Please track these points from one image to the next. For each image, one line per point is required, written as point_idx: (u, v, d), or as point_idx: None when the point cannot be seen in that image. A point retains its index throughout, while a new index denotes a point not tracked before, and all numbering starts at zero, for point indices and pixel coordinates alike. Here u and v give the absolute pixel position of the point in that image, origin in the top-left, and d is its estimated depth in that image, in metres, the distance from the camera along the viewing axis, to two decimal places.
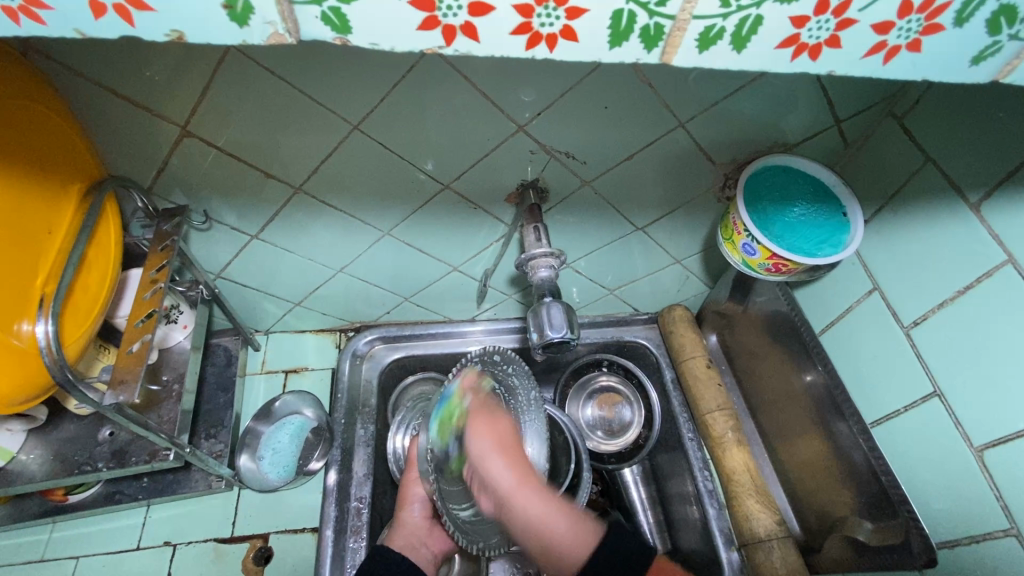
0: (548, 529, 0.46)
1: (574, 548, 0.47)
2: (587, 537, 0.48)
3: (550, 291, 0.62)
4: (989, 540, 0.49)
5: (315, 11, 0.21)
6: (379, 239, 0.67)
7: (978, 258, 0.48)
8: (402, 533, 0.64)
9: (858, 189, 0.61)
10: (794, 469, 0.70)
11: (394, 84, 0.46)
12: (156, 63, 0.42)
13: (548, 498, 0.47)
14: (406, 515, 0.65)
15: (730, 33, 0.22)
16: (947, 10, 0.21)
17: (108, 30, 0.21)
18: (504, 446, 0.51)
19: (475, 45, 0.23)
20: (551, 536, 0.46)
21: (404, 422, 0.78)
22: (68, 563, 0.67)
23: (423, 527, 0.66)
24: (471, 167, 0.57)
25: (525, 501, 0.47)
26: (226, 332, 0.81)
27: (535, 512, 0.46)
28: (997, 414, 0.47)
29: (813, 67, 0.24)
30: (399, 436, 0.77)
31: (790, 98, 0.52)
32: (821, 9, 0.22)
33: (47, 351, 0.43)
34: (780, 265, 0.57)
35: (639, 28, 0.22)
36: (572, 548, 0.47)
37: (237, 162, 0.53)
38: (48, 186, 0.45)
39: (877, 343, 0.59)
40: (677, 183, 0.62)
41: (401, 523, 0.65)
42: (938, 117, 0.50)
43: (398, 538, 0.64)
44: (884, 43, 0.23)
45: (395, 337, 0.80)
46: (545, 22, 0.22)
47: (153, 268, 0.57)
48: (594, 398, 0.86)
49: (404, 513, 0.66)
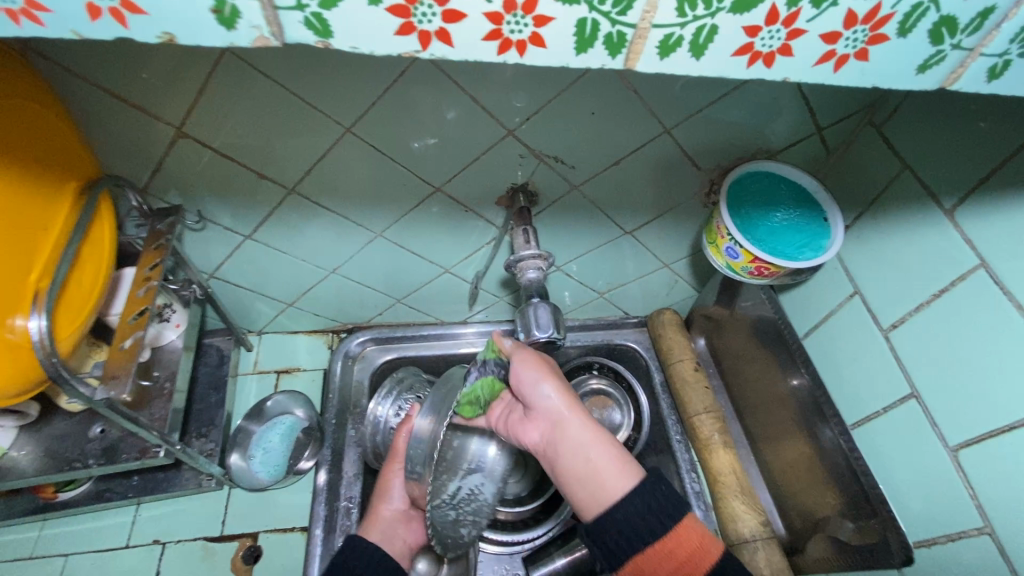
0: (598, 450, 0.48)
1: (620, 479, 0.47)
2: (628, 475, 0.47)
3: (536, 293, 0.63)
4: (964, 539, 0.49)
5: (298, 16, 0.22)
6: (372, 240, 0.67)
7: (954, 262, 0.49)
8: (378, 526, 0.63)
9: (840, 195, 0.62)
10: (781, 473, 0.71)
11: (384, 89, 0.47)
12: (153, 65, 0.43)
13: (594, 423, 0.49)
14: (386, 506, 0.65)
15: (688, 41, 0.24)
16: (890, 21, 0.23)
17: (103, 32, 0.22)
18: (551, 369, 0.53)
19: (449, 51, 0.24)
20: (594, 465, 0.47)
21: (391, 392, 0.75)
22: (56, 561, 0.68)
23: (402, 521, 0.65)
24: (461, 170, 0.58)
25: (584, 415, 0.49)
26: (218, 332, 0.81)
27: (588, 429, 0.49)
28: (972, 415, 0.48)
29: (768, 74, 0.25)
30: (384, 405, 0.74)
31: (773, 105, 0.53)
32: (772, 20, 0.23)
33: (40, 345, 0.44)
34: (763, 269, 0.58)
35: (602, 36, 0.24)
36: (616, 480, 0.47)
37: (231, 162, 0.54)
38: (42, 184, 0.46)
39: (858, 345, 0.60)
40: (664, 188, 0.64)
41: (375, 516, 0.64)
42: (913, 126, 0.52)
43: (372, 532, 0.63)
44: (832, 52, 0.25)
45: (386, 339, 0.83)
46: (514, 29, 0.23)
47: (147, 265, 0.57)
48: (585, 400, 0.81)
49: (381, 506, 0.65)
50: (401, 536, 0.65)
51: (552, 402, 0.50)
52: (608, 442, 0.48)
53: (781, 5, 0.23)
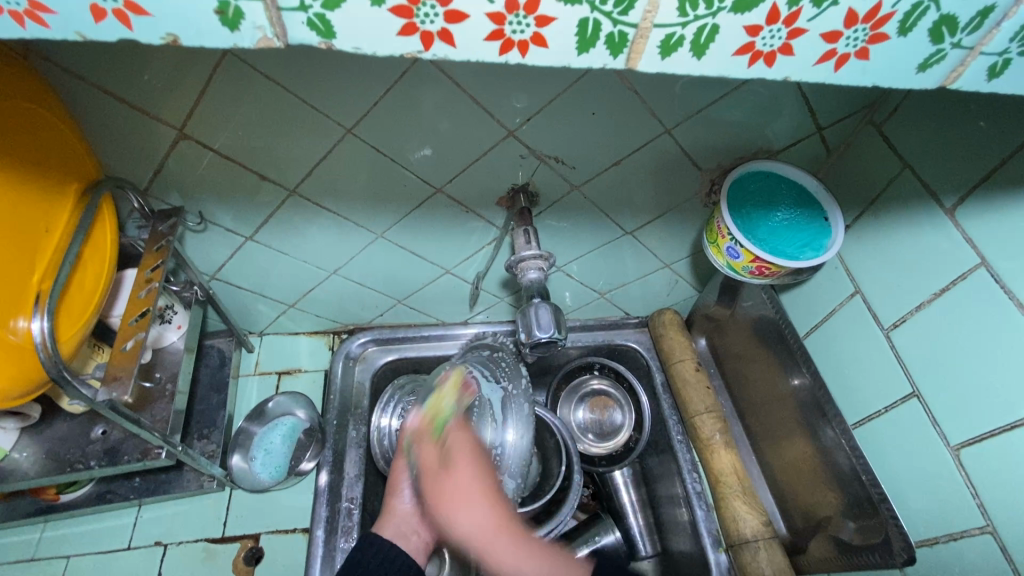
0: None
1: None
2: None
3: (538, 293, 0.63)
4: (966, 538, 0.49)
5: (301, 17, 0.22)
6: (372, 241, 0.68)
7: (955, 261, 0.49)
8: (392, 522, 0.62)
9: (840, 194, 0.62)
10: (782, 473, 0.71)
11: (385, 90, 0.47)
12: (154, 66, 0.43)
13: (518, 542, 0.53)
14: (397, 503, 0.63)
15: (689, 40, 0.24)
16: (890, 21, 0.23)
17: (107, 33, 0.22)
18: (466, 496, 0.53)
19: (452, 50, 0.24)
20: None
21: (391, 400, 0.78)
22: (57, 563, 0.68)
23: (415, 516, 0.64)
24: (463, 171, 0.58)
25: (505, 556, 0.52)
26: (219, 334, 0.81)
27: (509, 563, 0.52)
28: (973, 414, 0.48)
29: (769, 73, 0.26)
30: (386, 414, 0.77)
31: (773, 105, 0.53)
32: (772, 19, 0.23)
33: (42, 347, 0.44)
34: (763, 269, 0.58)
35: (603, 36, 0.24)
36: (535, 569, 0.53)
37: (232, 164, 0.54)
38: (44, 187, 0.46)
39: (859, 344, 0.60)
40: (664, 188, 0.64)
41: (390, 513, 0.63)
42: (913, 125, 0.52)
43: (387, 527, 0.62)
44: (833, 51, 0.25)
45: (388, 339, 0.82)
46: (517, 29, 0.23)
47: (148, 267, 0.57)
48: (586, 401, 0.86)
49: (397, 502, 0.64)
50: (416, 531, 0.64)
51: (474, 535, 0.53)
52: (538, 562, 0.53)
53: (782, 4, 0.23)
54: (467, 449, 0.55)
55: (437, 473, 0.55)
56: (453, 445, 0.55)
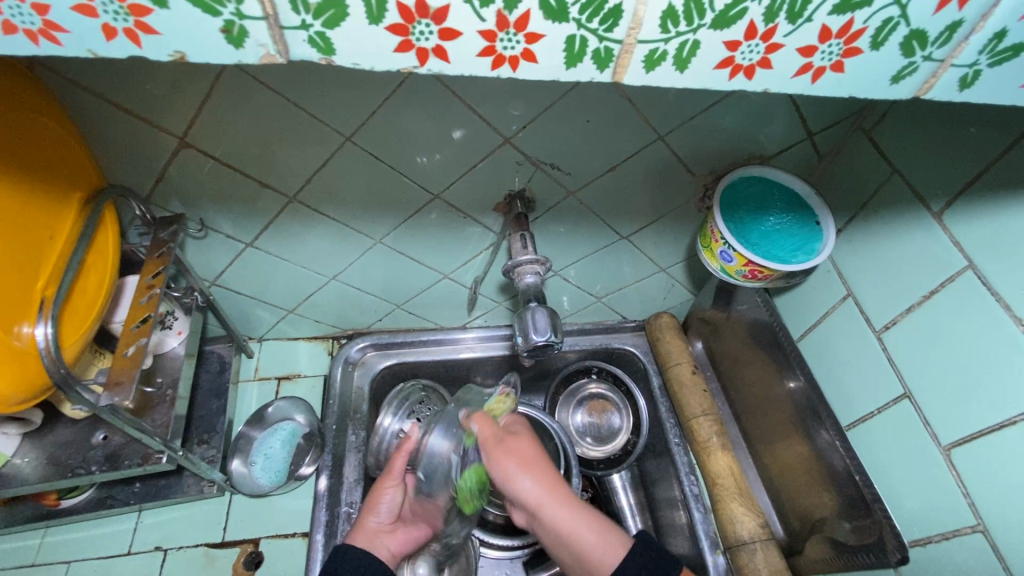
0: (581, 536, 0.49)
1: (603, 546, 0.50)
2: (616, 547, 0.50)
3: (535, 297, 0.64)
4: (958, 537, 0.50)
5: (302, 35, 0.24)
6: (371, 247, 0.68)
7: (943, 264, 0.50)
8: (363, 536, 0.61)
9: (831, 199, 0.63)
10: (778, 474, 0.71)
11: (383, 99, 0.48)
12: (156, 78, 0.44)
13: (575, 506, 0.50)
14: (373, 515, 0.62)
15: (672, 55, 0.25)
16: (864, 35, 0.24)
17: (117, 51, 0.23)
18: (525, 460, 0.52)
19: (446, 66, 0.25)
20: (581, 543, 0.49)
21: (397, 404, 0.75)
22: (58, 568, 0.68)
23: (385, 530, 0.62)
24: (461, 177, 0.59)
25: (561, 516, 0.50)
26: (219, 339, 0.82)
27: (570, 530, 0.50)
28: (963, 414, 0.49)
29: (750, 86, 0.27)
30: (392, 416, 0.74)
31: (765, 112, 0.55)
32: (751, 35, 0.24)
33: (46, 352, 0.45)
34: (756, 272, 0.59)
35: (591, 50, 0.25)
36: (602, 560, 0.49)
37: (232, 171, 0.55)
38: (48, 196, 0.47)
39: (851, 346, 0.61)
40: (659, 194, 0.65)
41: (361, 525, 0.62)
42: (901, 131, 0.53)
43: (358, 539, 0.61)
44: (810, 64, 0.26)
45: (386, 344, 0.82)
46: (507, 46, 0.24)
47: (150, 274, 0.58)
48: (583, 405, 0.87)
49: (369, 516, 0.62)
50: (388, 546, 0.62)
51: (530, 494, 0.51)
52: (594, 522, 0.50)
53: (759, 21, 0.24)
54: (526, 440, 0.55)
55: (497, 436, 0.55)
56: (509, 440, 0.55)
